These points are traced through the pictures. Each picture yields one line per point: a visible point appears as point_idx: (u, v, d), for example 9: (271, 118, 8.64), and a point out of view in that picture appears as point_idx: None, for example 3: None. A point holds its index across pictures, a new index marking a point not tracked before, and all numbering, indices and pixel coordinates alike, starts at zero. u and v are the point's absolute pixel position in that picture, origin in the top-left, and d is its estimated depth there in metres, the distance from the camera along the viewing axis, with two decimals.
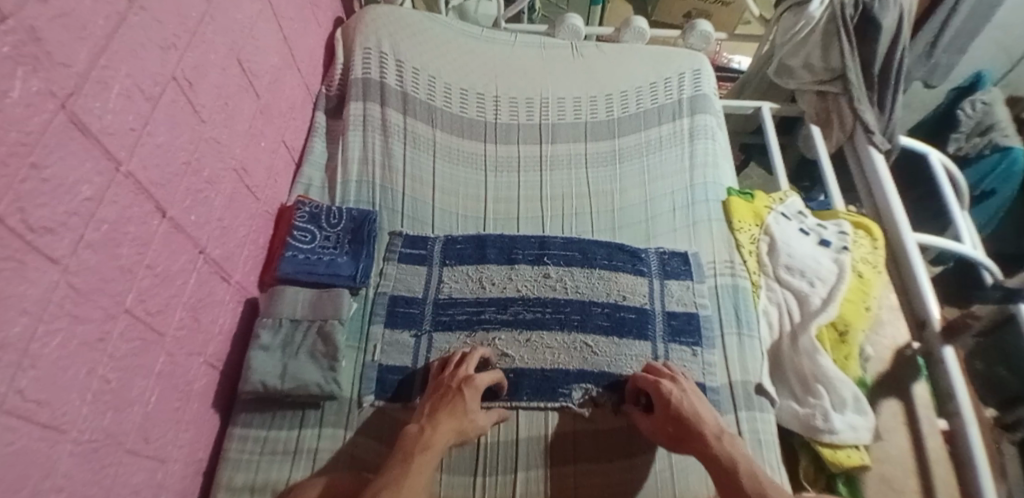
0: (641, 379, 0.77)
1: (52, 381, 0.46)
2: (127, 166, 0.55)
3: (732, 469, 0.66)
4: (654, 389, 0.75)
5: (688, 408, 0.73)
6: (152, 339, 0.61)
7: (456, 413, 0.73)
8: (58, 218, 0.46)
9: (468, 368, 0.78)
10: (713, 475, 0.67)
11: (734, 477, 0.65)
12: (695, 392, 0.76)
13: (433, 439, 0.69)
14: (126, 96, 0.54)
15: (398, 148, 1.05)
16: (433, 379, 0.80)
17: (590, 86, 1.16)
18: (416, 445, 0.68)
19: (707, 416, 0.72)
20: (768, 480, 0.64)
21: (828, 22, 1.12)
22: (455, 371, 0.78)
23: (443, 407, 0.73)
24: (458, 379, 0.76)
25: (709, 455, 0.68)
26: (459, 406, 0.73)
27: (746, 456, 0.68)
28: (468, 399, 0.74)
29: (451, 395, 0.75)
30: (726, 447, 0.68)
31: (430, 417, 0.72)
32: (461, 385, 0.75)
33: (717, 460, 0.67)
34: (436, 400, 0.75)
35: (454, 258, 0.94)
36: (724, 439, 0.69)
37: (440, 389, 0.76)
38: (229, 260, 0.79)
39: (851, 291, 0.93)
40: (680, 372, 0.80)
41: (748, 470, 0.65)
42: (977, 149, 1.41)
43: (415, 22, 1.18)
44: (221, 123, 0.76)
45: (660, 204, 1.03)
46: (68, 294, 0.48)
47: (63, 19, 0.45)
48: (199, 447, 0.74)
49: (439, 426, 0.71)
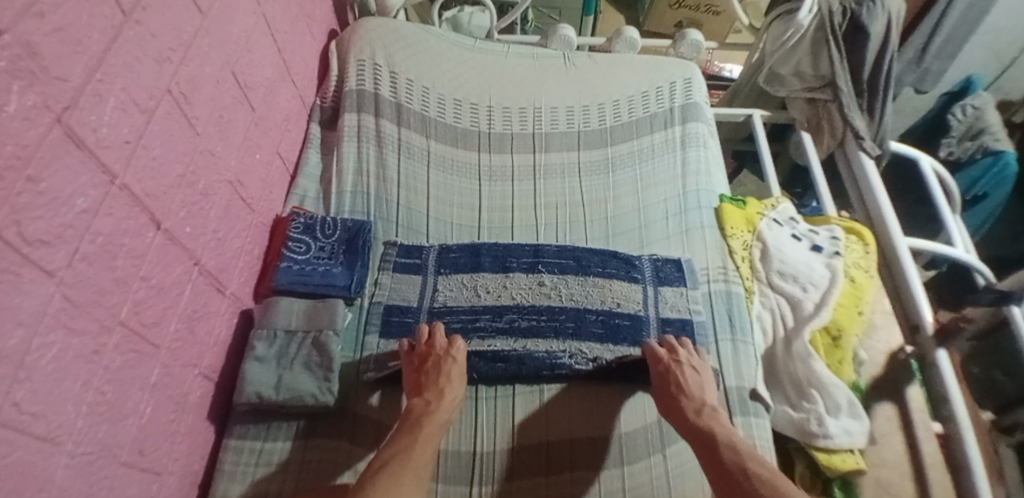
0: (646, 347, 0.82)
1: (47, 393, 0.46)
2: (122, 180, 0.56)
3: (713, 440, 0.68)
4: (653, 360, 0.80)
5: (680, 376, 0.77)
6: (146, 351, 0.61)
7: (455, 376, 0.77)
8: (54, 231, 0.46)
9: (440, 339, 0.82)
10: (697, 446, 0.69)
11: (715, 449, 0.67)
12: (694, 363, 0.79)
13: (438, 412, 0.72)
14: (121, 110, 0.55)
15: (392, 158, 1.06)
16: (408, 355, 0.81)
17: (582, 95, 1.17)
18: (424, 416, 0.71)
19: (693, 390, 0.76)
20: (747, 451, 0.66)
21: (817, 30, 1.14)
22: (432, 343, 0.81)
23: (438, 375, 0.76)
24: (442, 346, 0.81)
25: (690, 426, 0.71)
26: (454, 371, 0.77)
27: (725, 428, 0.71)
28: (457, 360, 0.79)
29: (440, 361, 0.78)
30: (705, 421, 0.71)
31: (434, 390, 0.75)
32: (446, 350, 0.80)
33: (701, 433, 0.70)
34: (425, 370, 0.78)
35: (449, 266, 0.94)
36: (703, 413, 0.73)
37: (428, 358, 0.79)
38: (223, 271, 0.80)
39: (844, 296, 0.93)
40: (679, 343, 0.83)
41: (727, 442, 0.68)
42: (969, 153, 1.42)
43: (408, 33, 1.19)
44: (216, 135, 0.76)
45: (655, 212, 1.04)
46: (64, 306, 0.48)
47: (59, 33, 0.46)
48: (195, 459, 0.74)
49: (444, 395, 0.74)
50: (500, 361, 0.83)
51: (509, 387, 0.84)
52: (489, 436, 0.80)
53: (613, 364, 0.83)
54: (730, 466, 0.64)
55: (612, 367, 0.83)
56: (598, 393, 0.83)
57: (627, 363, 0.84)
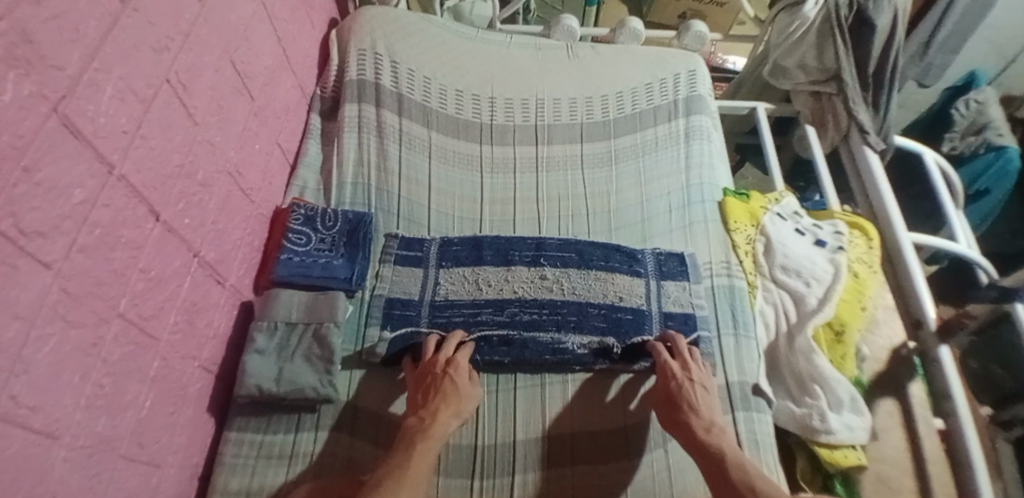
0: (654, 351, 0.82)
1: (45, 386, 0.46)
2: (120, 170, 0.55)
3: (721, 458, 0.68)
4: (662, 373, 0.79)
5: (690, 393, 0.76)
6: (146, 344, 0.61)
7: (450, 397, 0.75)
8: (51, 222, 0.45)
9: (446, 353, 0.80)
10: (703, 463, 0.69)
11: (723, 466, 0.67)
12: (704, 381, 0.78)
13: (434, 428, 0.71)
14: (119, 99, 0.54)
15: (394, 149, 1.05)
16: (411, 373, 0.80)
17: (585, 87, 1.16)
18: (418, 435, 0.70)
19: (703, 408, 0.74)
20: (755, 470, 0.66)
21: (823, 22, 1.12)
22: (434, 358, 0.80)
23: (435, 393, 0.75)
24: (441, 363, 0.79)
25: (700, 446, 0.70)
26: (451, 390, 0.76)
27: (734, 447, 0.70)
28: (456, 380, 0.77)
29: (439, 381, 0.77)
30: (715, 439, 0.70)
31: (427, 408, 0.74)
32: (445, 368, 0.78)
33: (706, 449, 0.69)
34: (425, 389, 0.77)
35: (451, 260, 0.93)
36: (713, 431, 0.71)
37: (427, 377, 0.78)
38: (223, 263, 0.79)
39: (847, 291, 0.93)
40: (693, 354, 0.82)
41: (736, 461, 0.67)
42: (972, 148, 1.42)
43: (410, 23, 1.17)
44: (216, 125, 0.75)
45: (658, 204, 1.03)
46: (61, 298, 0.47)
47: (56, 20, 0.45)
48: (195, 451, 0.73)
49: (438, 412, 0.73)
50: (505, 346, 0.83)
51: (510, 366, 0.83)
52: (490, 429, 0.80)
53: (616, 352, 0.83)
54: (738, 484, 0.64)
55: (613, 357, 0.84)
56: (620, 377, 0.85)
57: (631, 350, 0.84)
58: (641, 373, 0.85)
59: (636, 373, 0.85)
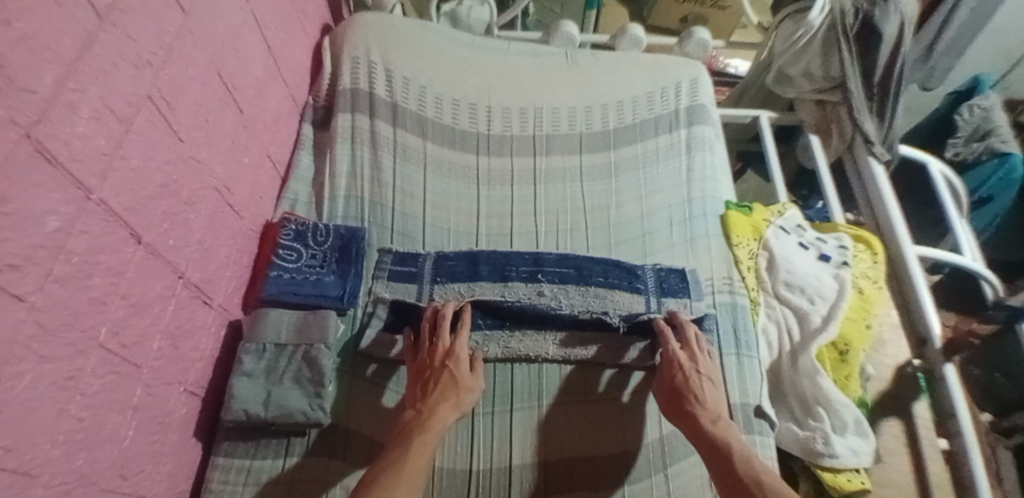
0: (664, 335, 0.81)
1: (18, 425, 0.43)
2: (98, 194, 0.52)
3: (726, 450, 0.67)
4: (666, 364, 0.79)
5: (697, 386, 0.75)
6: (127, 371, 0.58)
7: (450, 391, 0.73)
8: (24, 253, 0.42)
9: (445, 343, 0.79)
10: (708, 457, 0.68)
11: (727, 460, 0.66)
12: (710, 373, 0.78)
13: (433, 421, 0.70)
14: (96, 120, 0.51)
15: (388, 161, 1.02)
16: (411, 363, 0.80)
17: (585, 96, 1.13)
18: (416, 427, 0.69)
19: (711, 401, 0.74)
20: (763, 466, 0.64)
21: (828, 30, 1.10)
22: (433, 350, 0.79)
23: (435, 388, 0.74)
24: (440, 355, 0.77)
25: (704, 436, 0.69)
26: (450, 382, 0.74)
27: (741, 443, 0.68)
28: (458, 372, 0.76)
29: (438, 374, 0.76)
30: (720, 431, 0.69)
31: (426, 402, 0.73)
32: (444, 361, 0.76)
33: (713, 443, 0.68)
34: (426, 380, 0.76)
35: (445, 275, 0.90)
36: (719, 424, 0.71)
37: (427, 371, 0.77)
38: (210, 282, 0.76)
39: (852, 309, 0.91)
40: (700, 343, 0.81)
41: (743, 455, 0.66)
42: (976, 154, 1.39)
43: (405, 30, 1.15)
44: (202, 141, 0.73)
45: (658, 219, 1.01)
46: (34, 332, 0.45)
47: (28, 41, 0.42)
48: (181, 477, 0.71)
49: (437, 405, 0.72)
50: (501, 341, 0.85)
51: (513, 332, 0.85)
52: (485, 453, 0.77)
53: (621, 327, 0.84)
54: (744, 479, 0.62)
55: (618, 332, 0.85)
56: (606, 371, 0.84)
57: (635, 325, 0.86)
58: (626, 367, 0.85)
59: (621, 367, 0.85)
